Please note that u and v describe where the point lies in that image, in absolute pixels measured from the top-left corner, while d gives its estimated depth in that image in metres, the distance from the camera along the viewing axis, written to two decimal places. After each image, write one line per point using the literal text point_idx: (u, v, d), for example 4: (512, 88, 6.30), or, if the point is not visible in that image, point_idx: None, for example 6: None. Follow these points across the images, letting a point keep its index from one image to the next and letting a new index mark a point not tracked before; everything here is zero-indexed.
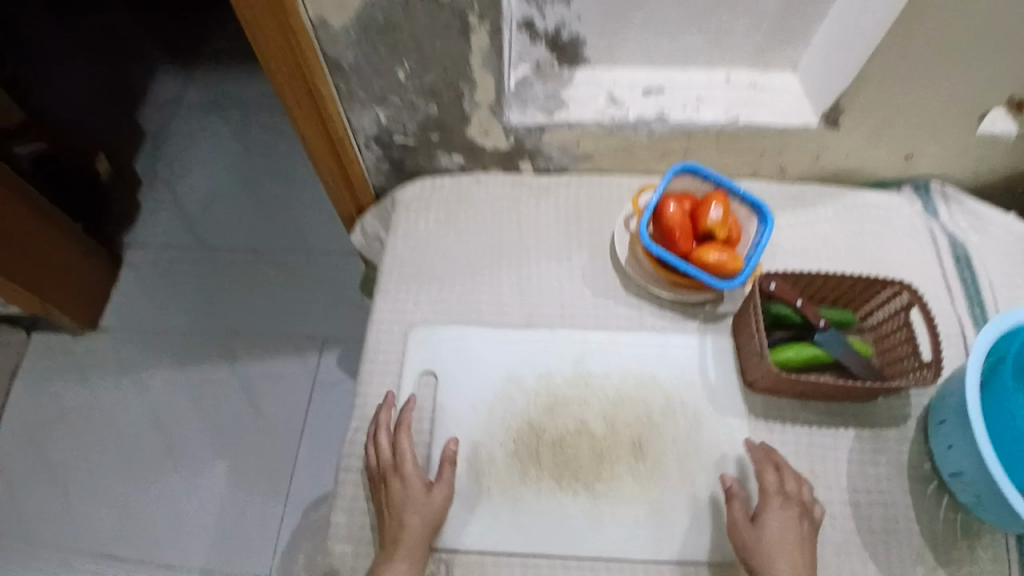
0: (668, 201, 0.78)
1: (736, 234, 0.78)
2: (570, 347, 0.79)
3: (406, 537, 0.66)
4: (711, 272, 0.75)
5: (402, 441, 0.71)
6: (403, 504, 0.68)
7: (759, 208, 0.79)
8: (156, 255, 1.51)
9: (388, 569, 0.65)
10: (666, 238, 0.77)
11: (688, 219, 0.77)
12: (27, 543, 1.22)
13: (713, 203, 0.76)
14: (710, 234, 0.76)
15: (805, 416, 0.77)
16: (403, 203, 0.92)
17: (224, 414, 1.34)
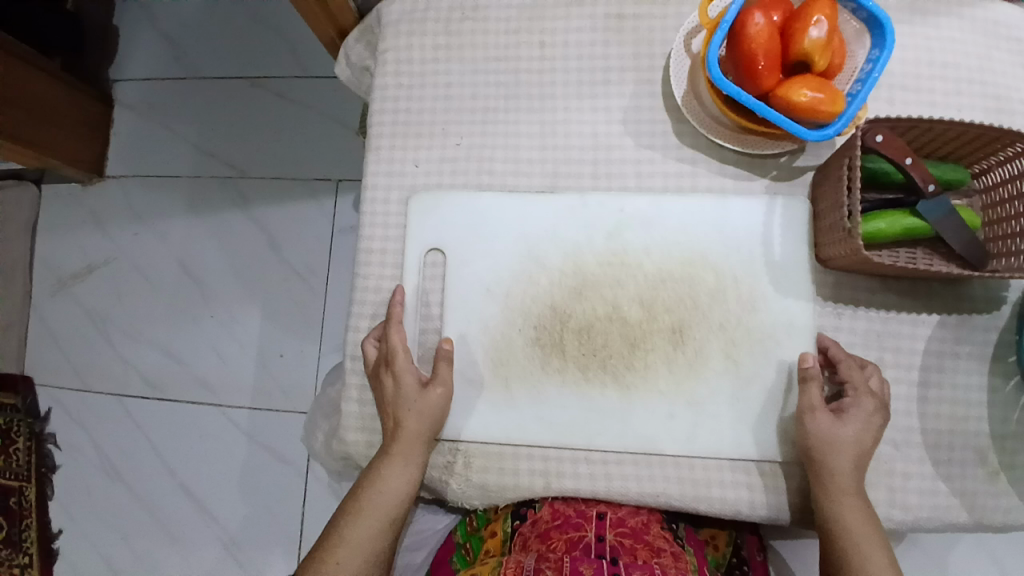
0: (755, 10, 0.55)
1: (838, 62, 0.57)
2: (604, 215, 0.66)
3: (403, 434, 0.62)
4: (799, 118, 0.56)
5: (391, 334, 0.63)
6: (398, 401, 0.62)
7: (877, 22, 0.57)
8: (147, 88, 1.33)
9: (385, 465, 0.61)
10: (745, 67, 0.56)
11: (779, 39, 0.56)
12: (85, 386, 1.28)
13: (819, 14, 0.54)
14: (805, 61, 0.55)
15: (883, 297, 0.65)
16: (391, 22, 0.71)
17: (246, 263, 1.27)
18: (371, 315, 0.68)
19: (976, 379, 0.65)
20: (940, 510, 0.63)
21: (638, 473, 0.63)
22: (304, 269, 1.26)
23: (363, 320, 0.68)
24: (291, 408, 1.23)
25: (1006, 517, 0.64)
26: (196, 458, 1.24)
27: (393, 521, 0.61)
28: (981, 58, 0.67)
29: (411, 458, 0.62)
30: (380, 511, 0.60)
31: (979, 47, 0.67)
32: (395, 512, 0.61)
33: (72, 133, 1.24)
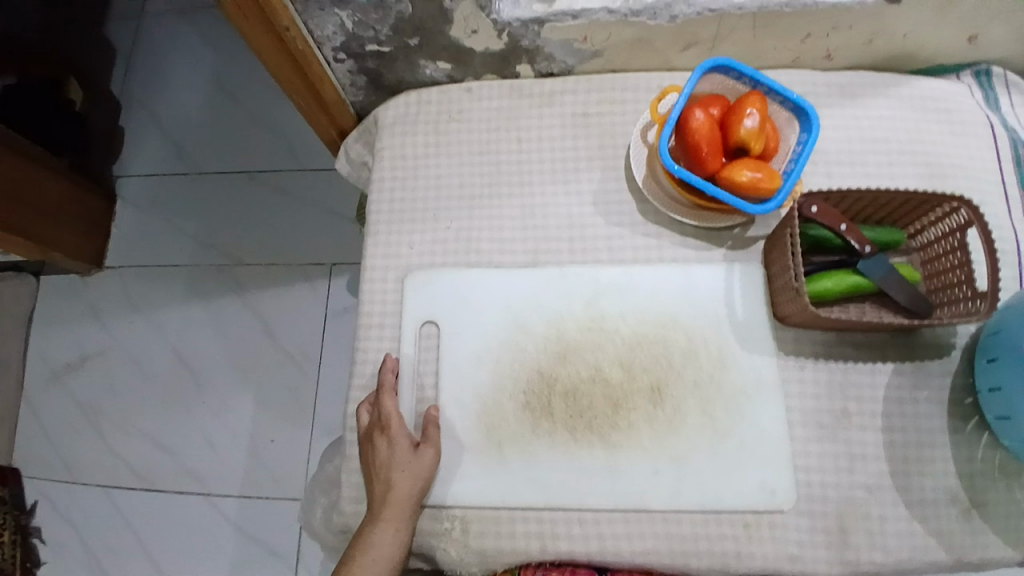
0: (695, 107, 0.64)
1: (773, 145, 0.66)
2: (582, 286, 0.72)
3: (393, 496, 0.64)
4: (742, 196, 0.64)
5: (386, 399, 0.68)
6: (390, 463, 0.65)
7: (802, 110, 0.66)
8: (150, 185, 1.42)
9: (376, 526, 0.64)
10: (692, 154, 0.65)
11: (718, 131, 0.65)
12: (72, 478, 1.27)
13: (750, 108, 0.63)
14: (743, 147, 0.64)
15: (841, 350, 0.71)
16: (387, 125, 0.80)
17: (240, 348, 1.31)
18: (369, 387, 0.72)
19: (936, 423, 0.70)
20: (919, 552, 0.66)
21: (629, 531, 0.66)
22: (298, 351, 1.30)
23: (362, 392, 0.72)
24: (284, 492, 1.23)
25: (984, 555, 0.67)
26: (184, 549, 1.22)
27: None
28: (909, 130, 0.77)
29: (401, 520, 0.64)
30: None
31: (906, 120, 0.77)
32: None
33: (75, 228, 1.30)
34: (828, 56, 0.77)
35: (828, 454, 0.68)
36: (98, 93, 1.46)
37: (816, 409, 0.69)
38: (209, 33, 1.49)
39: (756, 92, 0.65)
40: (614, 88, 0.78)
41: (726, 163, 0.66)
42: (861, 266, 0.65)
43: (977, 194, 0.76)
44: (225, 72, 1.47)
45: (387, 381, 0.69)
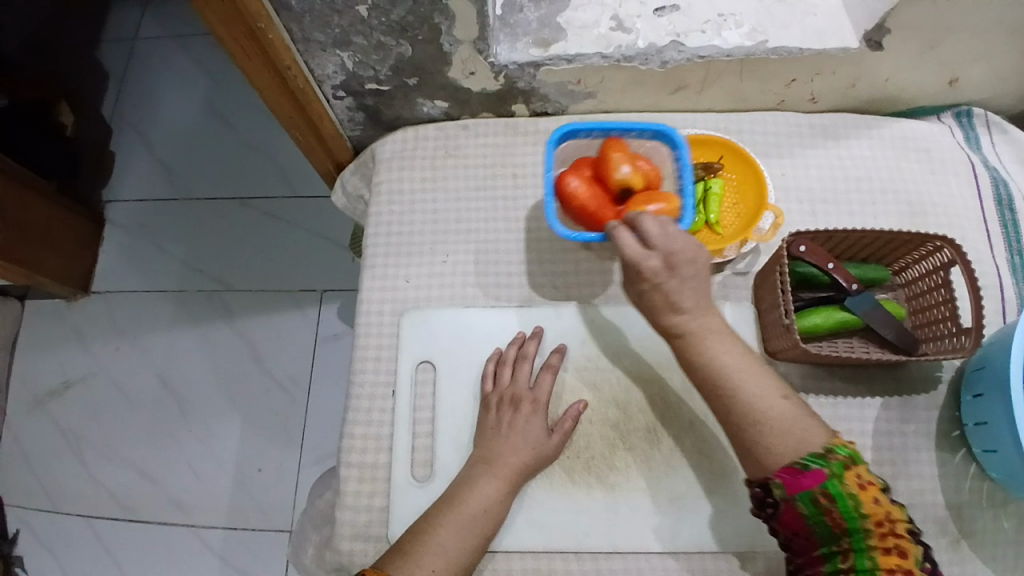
0: (565, 177, 0.68)
1: (656, 175, 0.69)
2: (579, 323, 0.74)
3: (506, 461, 0.65)
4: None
5: (521, 372, 0.70)
6: (524, 433, 0.66)
7: (661, 134, 0.70)
8: (141, 210, 1.42)
9: (484, 484, 0.64)
10: (586, 217, 0.68)
11: (597, 186, 0.68)
12: (53, 508, 1.24)
13: (614, 157, 0.67)
14: (629, 189, 0.67)
15: (831, 385, 0.72)
16: (384, 158, 0.82)
17: (230, 374, 1.30)
18: (365, 421, 0.72)
19: (924, 456, 0.71)
20: None
21: (625, 566, 0.66)
22: (288, 380, 1.29)
23: (356, 427, 0.72)
24: (271, 523, 1.21)
25: None
26: None
27: (476, 543, 0.62)
28: (891, 169, 0.80)
29: (505, 484, 0.65)
30: (465, 536, 0.62)
31: (888, 159, 0.80)
32: (479, 539, 0.63)
33: (63, 253, 1.29)
34: (812, 98, 0.80)
35: None
36: (90, 118, 1.47)
37: None
38: (203, 61, 1.50)
39: (604, 142, 0.69)
40: (606, 128, 0.81)
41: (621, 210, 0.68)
42: (848, 303, 0.67)
43: (959, 231, 0.78)
44: (220, 99, 1.48)
45: (530, 355, 0.71)
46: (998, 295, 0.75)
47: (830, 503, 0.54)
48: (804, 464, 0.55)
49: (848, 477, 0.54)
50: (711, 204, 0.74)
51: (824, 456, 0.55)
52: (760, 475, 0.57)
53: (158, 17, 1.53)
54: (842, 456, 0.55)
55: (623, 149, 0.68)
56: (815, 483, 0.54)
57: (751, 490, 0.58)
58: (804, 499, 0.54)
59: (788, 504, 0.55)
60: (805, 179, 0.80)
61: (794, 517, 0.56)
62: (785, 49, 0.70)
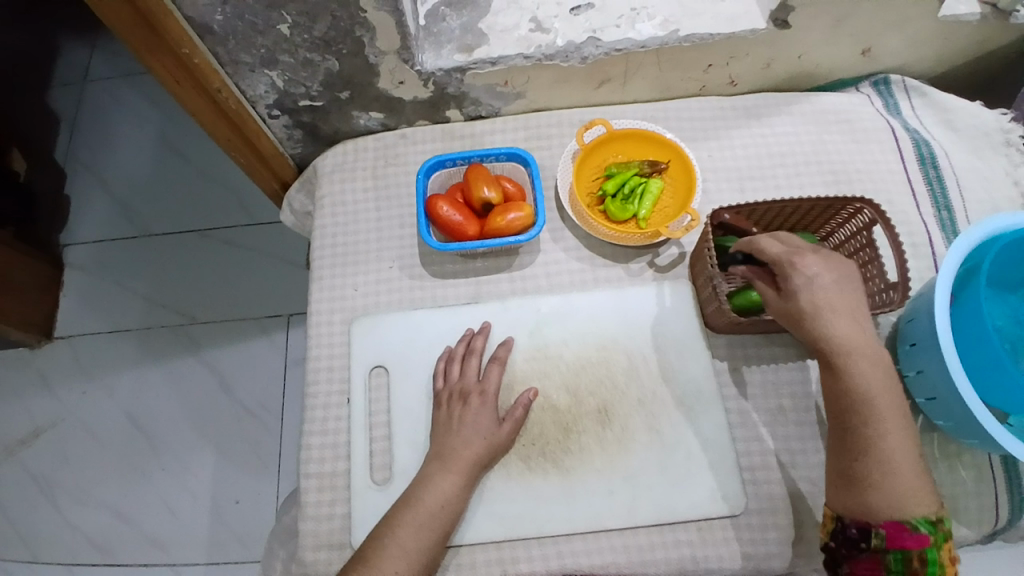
0: (439, 203, 0.75)
1: (512, 191, 0.78)
2: (525, 314, 0.76)
3: (463, 455, 0.66)
4: (509, 235, 0.74)
5: (469, 365, 0.71)
6: (474, 427, 0.68)
7: (517, 155, 0.79)
8: (99, 250, 1.41)
9: (440, 480, 0.65)
10: (457, 236, 0.75)
11: (464, 209, 0.76)
12: (33, 558, 1.21)
13: (474, 180, 0.76)
14: (489, 206, 0.76)
15: (772, 352, 0.74)
16: (324, 172, 0.84)
17: (199, 406, 1.29)
18: (321, 430, 0.73)
19: None
20: None
21: (588, 547, 0.67)
22: (259, 408, 1.28)
23: (314, 436, 0.73)
24: (251, 555, 1.20)
25: None
26: None
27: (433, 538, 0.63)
28: (812, 142, 0.84)
29: (459, 476, 0.66)
30: (424, 530, 0.63)
31: (809, 133, 0.84)
32: (440, 530, 0.64)
33: (21, 300, 1.28)
34: (732, 82, 0.84)
35: (772, 451, 0.71)
36: (42, 163, 1.46)
37: (753, 410, 0.72)
38: (153, 97, 1.51)
39: (470, 168, 0.78)
40: (540, 126, 0.84)
41: (485, 226, 0.76)
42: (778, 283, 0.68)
43: (884, 194, 0.82)
44: (172, 134, 1.48)
45: (478, 347, 0.73)
46: (925, 253, 0.79)
47: (920, 566, 0.56)
48: (914, 526, 0.57)
49: (945, 548, 0.57)
50: (645, 200, 0.76)
51: (934, 524, 0.57)
52: (860, 519, 0.58)
53: (104, 56, 1.54)
54: (947, 528, 0.57)
55: (485, 170, 0.77)
56: (917, 546, 0.56)
57: (841, 525, 0.60)
58: (896, 555, 0.57)
59: (879, 554, 0.57)
60: (733, 158, 0.83)
61: (874, 566, 0.58)
62: (697, 36, 0.73)
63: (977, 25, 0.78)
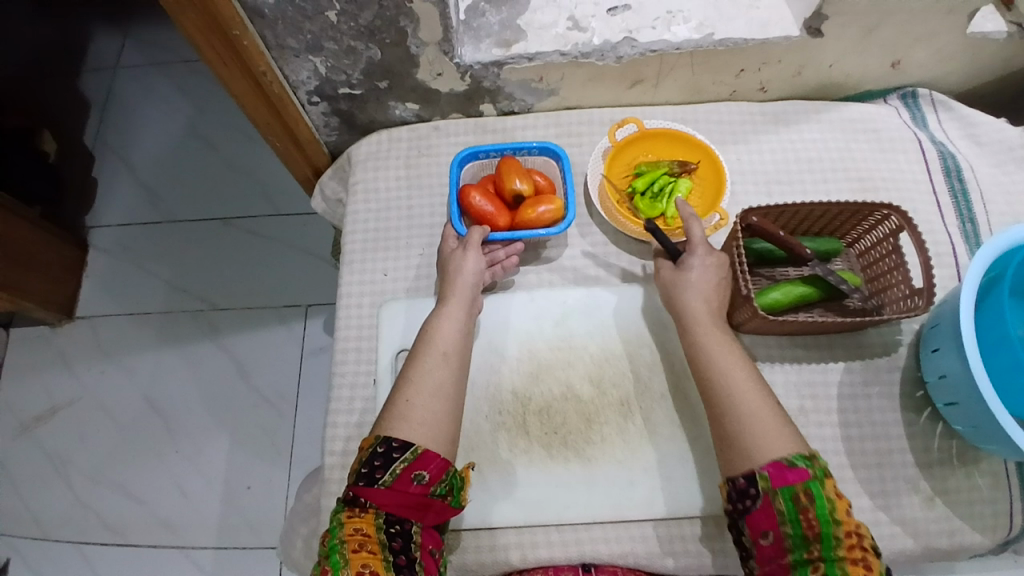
0: (473, 192, 0.76)
1: (544, 183, 0.79)
2: (552, 306, 0.77)
3: (457, 288, 0.70)
4: (539, 228, 0.76)
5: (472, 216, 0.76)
6: (459, 264, 0.71)
7: (549, 149, 0.80)
8: (124, 233, 1.44)
9: (440, 311, 0.68)
10: (488, 224, 0.76)
11: (495, 198, 0.77)
12: (46, 531, 1.23)
13: (507, 171, 0.77)
14: (521, 197, 0.77)
15: (794, 353, 0.75)
16: (358, 159, 0.86)
17: (217, 389, 1.31)
18: (347, 409, 0.74)
19: (891, 416, 0.73)
20: (884, 540, 0.69)
21: (606, 536, 0.68)
22: (275, 394, 1.30)
23: (339, 416, 0.74)
24: (261, 540, 1.21)
25: (950, 540, 0.70)
26: None
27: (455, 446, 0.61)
28: (840, 150, 0.85)
29: (462, 308, 0.68)
30: (434, 358, 0.63)
31: (837, 141, 0.85)
32: (450, 358, 0.64)
33: (47, 277, 1.30)
34: (762, 87, 0.85)
35: None
36: (72, 146, 1.49)
37: None
38: (184, 85, 1.54)
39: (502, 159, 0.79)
40: (571, 123, 0.85)
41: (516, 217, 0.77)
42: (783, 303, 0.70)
43: (909, 203, 0.82)
44: (201, 122, 1.51)
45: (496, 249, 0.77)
46: (949, 263, 0.79)
47: (808, 503, 0.56)
48: (791, 461, 0.57)
49: (828, 483, 0.57)
50: (673, 199, 0.77)
51: (810, 459, 0.58)
52: (743, 468, 0.59)
53: (138, 45, 1.57)
54: (823, 462, 0.58)
55: (517, 162, 0.78)
56: (799, 480, 0.57)
57: (732, 483, 0.60)
58: (786, 494, 0.57)
59: (770, 497, 0.57)
60: (760, 161, 0.84)
61: (769, 515, 0.57)
62: (731, 40, 0.75)
63: (1007, 40, 0.79)
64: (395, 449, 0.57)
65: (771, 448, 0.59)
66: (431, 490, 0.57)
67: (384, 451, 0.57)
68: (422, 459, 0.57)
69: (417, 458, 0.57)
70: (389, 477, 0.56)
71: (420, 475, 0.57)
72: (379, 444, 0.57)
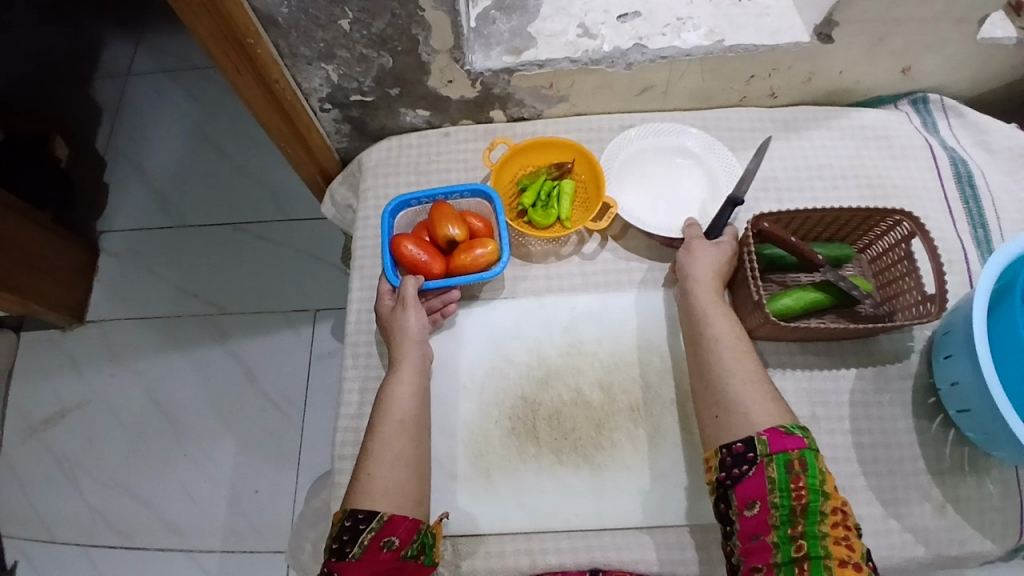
0: (404, 241, 0.74)
1: (478, 225, 0.78)
2: (562, 313, 0.77)
3: (406, 356, 0.70)
4: (474, 272, 0.74)
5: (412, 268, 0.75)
6: (405, 327, 0.71)
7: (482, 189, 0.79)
8: (135, 238, 1.45)
9: (395, 377, 0.69)
10: (422, 272, 0.75)
11: (428, 245, 0.76)
12: (55, 534, 1.24)
13: (441, 218, 0.76)
14: (454, 242, 0.76)
15: (805, 359, 0.75)
16: (369, 166, 0.86)
17: (225, 393, 1.31)
18: (356, 415, 0.75)
19: (902, 423, 0.73)
20: (896, 548, 0.68)
21: (616, 542, 0.68)
22: (282, 399, 1.30)
23: (348, 421, 0.75)
24: (268, 545, 1.21)
25: (964, 550, 0.69)
26: None
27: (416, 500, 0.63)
28: (850, 156, 0.85)
29: (415, 372, 0.69)
30: (394, 429, 0.65)
31: (848, 147, 0.85)
32: (408, 425, 0.66)
33: (58, 282, 1.31)
34: (772, 94, 0.86)
35: None
36: (84, 152, 1.51)
37: None
38: (195, 92, 1.55)
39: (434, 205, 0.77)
40: (579, 130, 0.86)
41: (449, 262, 0.76)
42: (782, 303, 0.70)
43: (921, 210, 0.82)
44: (211, 128, 1.52)
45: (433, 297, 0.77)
46: (961, 270, 0.79)
47: (801, 471, 0.57)
48: (789, 429, 0.59)
49: (819, 458, 0.59)
50: (562, 201, 0.78)
51: (804, 429, 0.60)
52: (743, 432, 0.61)
53: (150, 53, 1.58)
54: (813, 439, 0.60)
55: (450, 208, 0.77)
56: (795, 448, 0.58)
57: (728, 449, 0.61)
58: (780, 460, 0.58)
59: (764, 464, 0.58)
60: (768, 167, 0.84)
61: (760, 481, 0.58)
62: (741, 46, 0.75)
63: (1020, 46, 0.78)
64: (361, 521, 0.60)
65: (768, 415, 0.61)
66: (402, 553, 0.61)
67: (351, 524, 0.60)
68: (389, 526, 0.60)
69: (382, 525, 0.60)
70: (359, 550, 0.59)
71: (390, 541, 0.60)
72: (346, 518, 0.60)
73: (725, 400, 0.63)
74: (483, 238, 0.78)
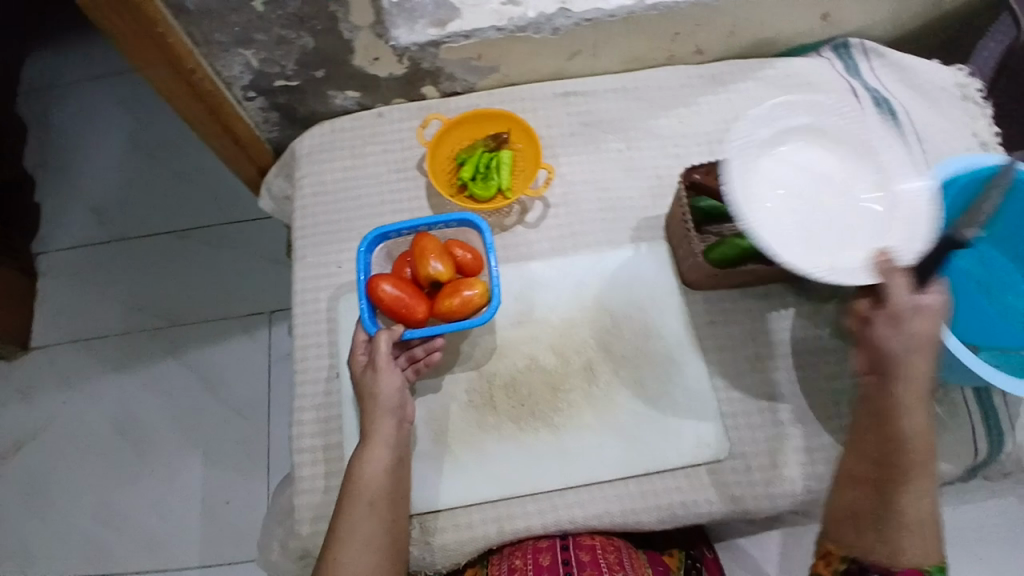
0: (381, 282, 0.67)
1: (466, 260, 0.72)
2: (511, 282, 0.77)
3: (377, 432, 0.66)
4: (461, 316, 0.68)
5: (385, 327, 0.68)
6: (375, 394, 0.66)
7: (469, 220, 0.74)
8: (73, 256, 1.39)
9: (365, 454, 0.65)
10: (403, 316, 0.68)
11: (409, 286, 0.69)
12: (20, 571, 1.19)
13: (423, 254, 0.70)
14: (437, 280, 0.70)
15: (748, 305, 0.77)
16: (302, 153, 0.84)
17: (184, 406, 1.28)
18: (313, 405, 0.75)
19: (845, 355, 0.76)
20: None
21: (582, 499, 0.69)
22: (246, 405, 1.28)
23: (305, 412, 0.74)
24: (245, 553, 1.19)
25: None
26: None
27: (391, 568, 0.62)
28: None
29: (386, 446, 0.65)
30: (363, 508, 0.62)
31: (775, 96, 0.87)
32: (377, 502, 0.63)
33: None
34: (698, 50, 0.87)
35: (751, 398, 0.74)
36: None
37: (733, 360, 0.75)
38: (121, 98, 1.49)
39: (415, 238, 0.72)
40: (513, 99, 0.86)
41: (434, 304, 0.70)
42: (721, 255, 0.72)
43: None
44: (142, 134, 1.47)
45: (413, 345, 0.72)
46: None
47: None
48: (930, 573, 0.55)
49: None
50: (502, 171, 0.78)
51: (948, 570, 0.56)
52: (884, 563, 0.56)
53: (68, 61, 1.51)
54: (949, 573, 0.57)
55: (432, 240, 0.71)
56: None
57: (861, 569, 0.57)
58: None
59: None
60: (701, 121, 0.86)
61: None
62: (662, 4, 0.76)
63: None
64: None
65: (918, 551, 0.56)
66: None
67: None
68: None
69: None
70: None
71: None
72: None
73: (878, 521, 0.57)
74: (472, 275, 0.72)
